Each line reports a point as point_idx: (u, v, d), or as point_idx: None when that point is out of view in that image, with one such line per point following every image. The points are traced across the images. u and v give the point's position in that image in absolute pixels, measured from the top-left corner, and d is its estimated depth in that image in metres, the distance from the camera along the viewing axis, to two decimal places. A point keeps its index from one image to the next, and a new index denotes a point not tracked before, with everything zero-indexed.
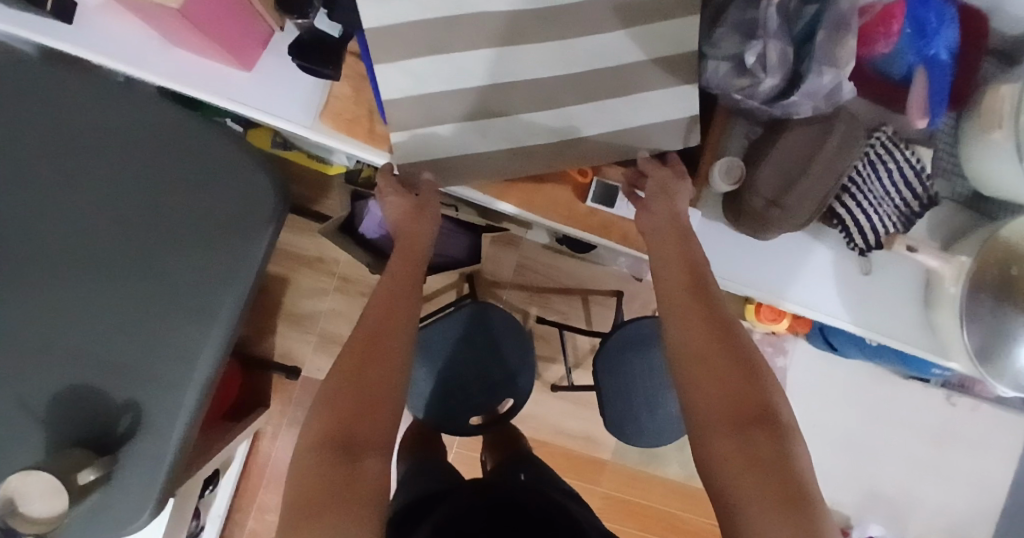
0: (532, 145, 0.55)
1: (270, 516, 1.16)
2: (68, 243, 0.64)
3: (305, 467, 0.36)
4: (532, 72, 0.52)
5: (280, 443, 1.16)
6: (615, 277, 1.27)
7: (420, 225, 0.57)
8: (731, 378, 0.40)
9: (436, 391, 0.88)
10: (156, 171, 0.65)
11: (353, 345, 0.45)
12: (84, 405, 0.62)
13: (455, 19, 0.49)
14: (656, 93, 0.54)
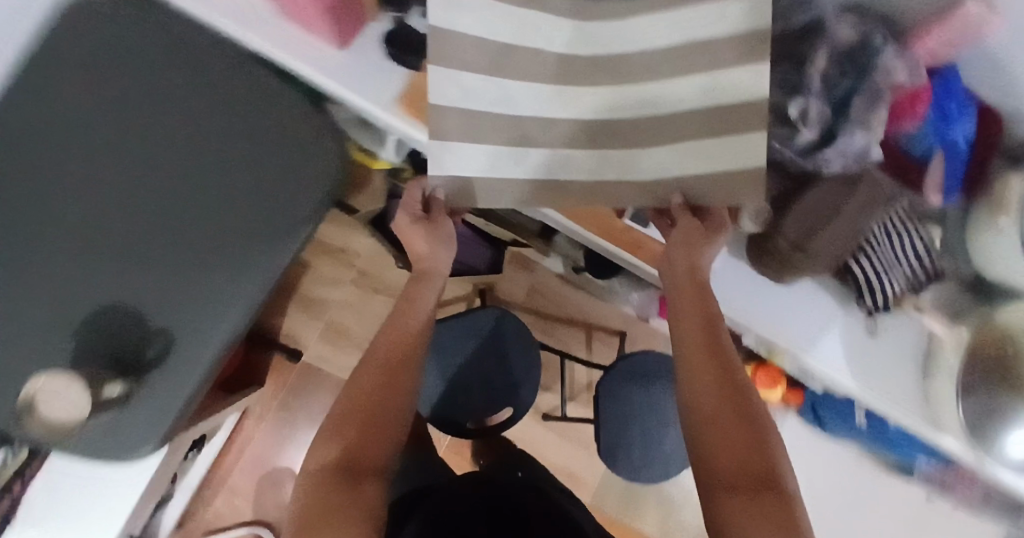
0: (564, 181, 0.52)
1: (238, 500, 1.13)
2: (135, 176, 0.68)
3: (308, 487, 0.43)
4: (577, 113, 0.52)
5: (265, 426, 1.15)
6: (621, 317, 1.30)
7: (434, 250, 0.60)
8: (736, 440, 0.43)
9: (440, 389, 0.89)
10: (234, 126, 0.69)
11: (364, 375, 0.51)
12: (119, 323, 0.65)
13: (512, 49, 0.51)
14: (714, 143, 0.48)
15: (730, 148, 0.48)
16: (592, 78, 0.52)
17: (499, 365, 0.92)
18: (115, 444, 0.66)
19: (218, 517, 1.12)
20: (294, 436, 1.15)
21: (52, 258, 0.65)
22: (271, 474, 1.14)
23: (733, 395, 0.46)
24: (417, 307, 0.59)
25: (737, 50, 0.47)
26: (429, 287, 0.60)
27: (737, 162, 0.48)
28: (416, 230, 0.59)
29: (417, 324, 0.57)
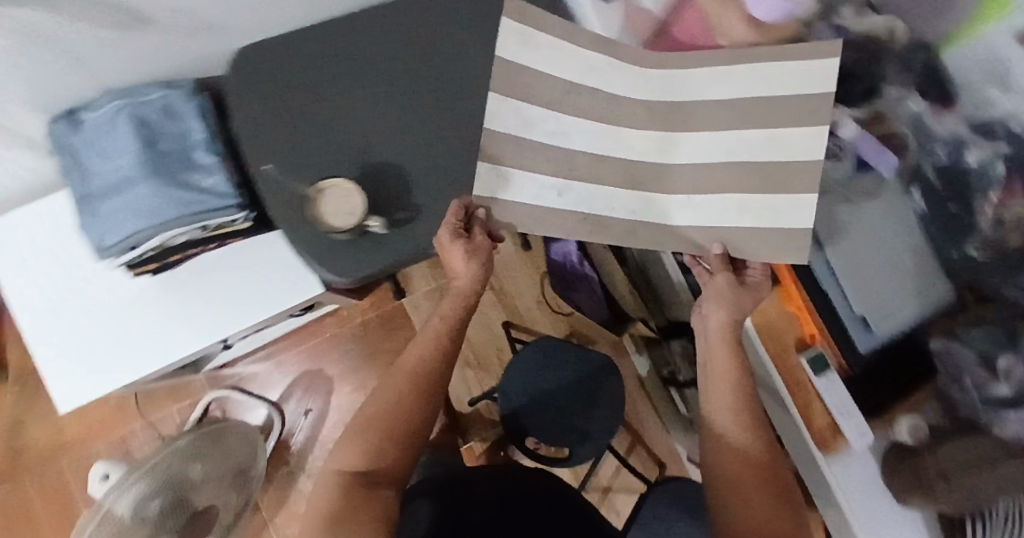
0: (608, 218, 0.54)
1: (277, 374, 1.17)
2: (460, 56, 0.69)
3: (328, 494, 0.46)
4: (624, 151, 0.56)
5: (340, 330, 1.20)
6: (667, 448, 1.28)
7: (472, 270, 0.54)
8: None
9: (521, 401, 0.91)
10: None
11: (398, 386, 0.51)
12: (392, 177, 0.67)
13: (575, 83, 0.56)
14: (760, 200, 0.51)
15: (763, 212, 0.51)
16: (644, 123, 0.56)
17: (581, 406, 0.91)
18: (351, 268, 0.65)
19: (249, 382, 1.16)
20: (351, 358, 1.19)
21: (351, 87, 0.68)
22: (314, 376, 1.18)
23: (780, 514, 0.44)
24: (454, 321, 0.55)
25: (782, 117, 0.52)
26: (462, 306, 0.55)
27: (781, 220, 0.50)
28: (456, 249, 0.54)
29: (448, 340, 0.54)
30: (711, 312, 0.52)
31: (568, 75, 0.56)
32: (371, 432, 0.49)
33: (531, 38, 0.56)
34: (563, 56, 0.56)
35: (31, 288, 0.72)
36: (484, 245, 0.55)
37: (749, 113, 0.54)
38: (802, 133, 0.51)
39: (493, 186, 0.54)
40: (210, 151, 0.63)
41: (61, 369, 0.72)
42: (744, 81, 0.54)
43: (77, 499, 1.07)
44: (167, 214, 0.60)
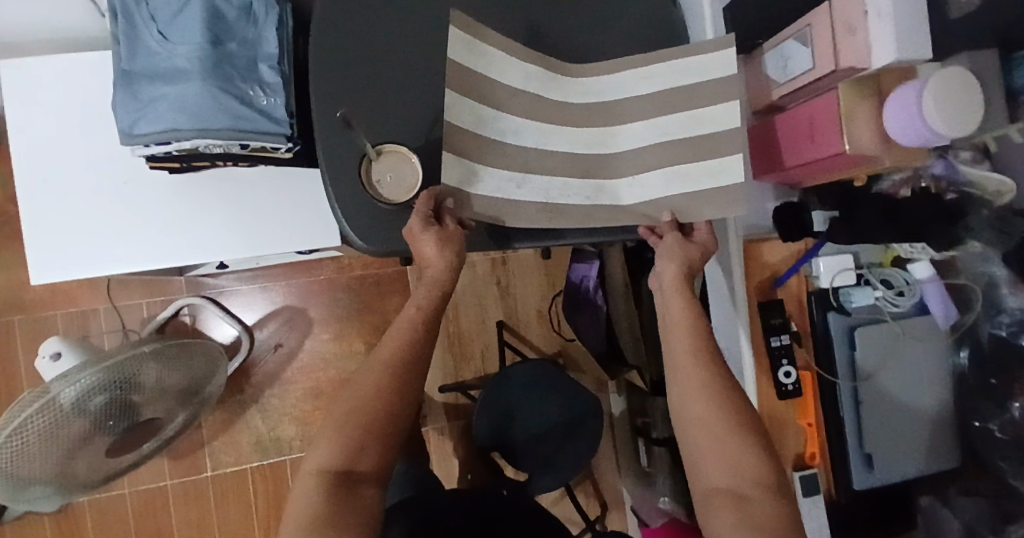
0: (565, 205, 0.60)
1: (259, 300, 1.12)
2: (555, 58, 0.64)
3: (310, 499, 0.42)
4: (569, 146, 0.62)
5: (336, 277, 1.15)
6: (614, 491, 1.27)
7: (447, 259, 0.51)
8: (743, 473, 0.45)
9: (501, 415, 0.89)
10: None
11: (375, 376, 0.47)
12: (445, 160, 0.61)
13: (521, 90, 0.60)
14: (696, 168, 0.60)
15: (703, 177, 0.59)
16: (581, 119, 0.63)
17: (555, 436, 0.90)
18: (377, 240, 0.59)
19: (229, 300, 1.10)
20: (338, 308, 1.15)
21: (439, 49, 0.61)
22: (295, 314, 1.13)
23: (751, 441, 0.47)
24: (434, 303, 0.52)
25: (699, 100, 0.61)
26: (437, 292, 0.51)
27: (719, 179, 0.59)
28: (427, 237, 0.51)
29: (426, 324, 0.50)
30: (665, 268, 0.55)
31: (512, 80, 0.59)
32: (351, 428, 0.45)
33: (478, 46, 0.56)
34: (487, 59, 0.57)
35: (37, 146, 0.66)
36: (458, 234, 0.53)
37: (670, 104, 0.62)
38: (720, 110, 0.60)
39: (463, 176, 0.54)
40: (277, 71, 0.58)
41: (46, 240, 0.67)
42: (659, 76, 0.63)
43: (19, 362, 1.03)
44: (213, 121, 0.55)
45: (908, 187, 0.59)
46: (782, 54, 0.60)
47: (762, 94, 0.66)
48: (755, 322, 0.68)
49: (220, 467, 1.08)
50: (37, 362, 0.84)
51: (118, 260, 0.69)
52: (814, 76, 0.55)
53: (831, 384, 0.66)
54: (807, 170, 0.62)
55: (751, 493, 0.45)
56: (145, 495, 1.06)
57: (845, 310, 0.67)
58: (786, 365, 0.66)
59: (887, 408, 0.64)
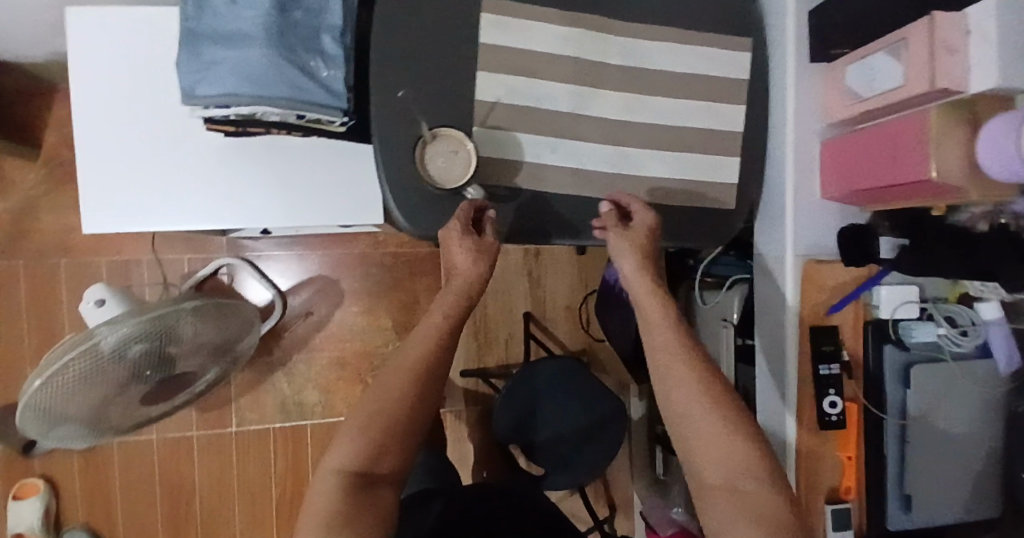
0: (591, 171, 0.62)
1: (293, 267, 1.13)
2: (609, 43, 0.62)
3: (328, 498, 0.40)
4: (603, 111, 0.62)
5: (370, 251, 1.15)
6: (624, 494, 1.27)
7: (480, 269, 0.52)
8: (735, 465, 0.42)
9: (523, 410, 0.88)
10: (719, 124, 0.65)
11: (400, 379, 0.45)
12: (493, 150, 0.60)
13: (556, 56, 0.61)
14: (705, 159, 0.64)
15: (712, 169, 0.64)
16: (617, 84, 0.62)
17: (573, 442, 0.90)
18: (422, 223, 0.58)
19: (264, 263, 1.11)
20: (369, 281, 1.16)
21: (499, 29, 0.59)
22: (327, 284, 1.14)
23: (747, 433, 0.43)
24: (451, 313, 0.49)
25: (715, 94, 0.64)
26: (466, 297, 0.51)
27: (718, 177, 0.65)
28: (464, 243, 0.52)
29: (450, 333, 0.48)
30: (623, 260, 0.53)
31: (549, 46, 0.60)
32: (373, 429, 0.43)
33: (509, 21, 0.59)
34: (521, 31, 0.60)
35: (94, 94, 0.66)
36: (494, 247, 0.54)
37: (694, 88, 0.64)
38: (730, 107, 0.65)
39: (497, 146, 0.60)
40: (339, 43, 0.58)
41: (95, 188, 0.68)
42: (691, 56, 0.64)
43: (64, 302, 1.07)
44: (272, 90, 0.54)
45: (987, 221, 0.54)
46: (868, 67, 0.56)
47: (839, 108, 0.61)
48: (806, 349, 0.63)
49: (244, 423, 1.11)
50: (81, 307, 0.85)
51: (165, 216, 0.70)
52: (905, 93, 0.51)
53: (878, 420, 0.63)
54: (881, 193, 0.58)
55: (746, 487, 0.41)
56: (170, 443, 1.09)
57: (903, 344, 0.62)
58: (832, 394, 0.62)
59: (932, 454, 0.61)
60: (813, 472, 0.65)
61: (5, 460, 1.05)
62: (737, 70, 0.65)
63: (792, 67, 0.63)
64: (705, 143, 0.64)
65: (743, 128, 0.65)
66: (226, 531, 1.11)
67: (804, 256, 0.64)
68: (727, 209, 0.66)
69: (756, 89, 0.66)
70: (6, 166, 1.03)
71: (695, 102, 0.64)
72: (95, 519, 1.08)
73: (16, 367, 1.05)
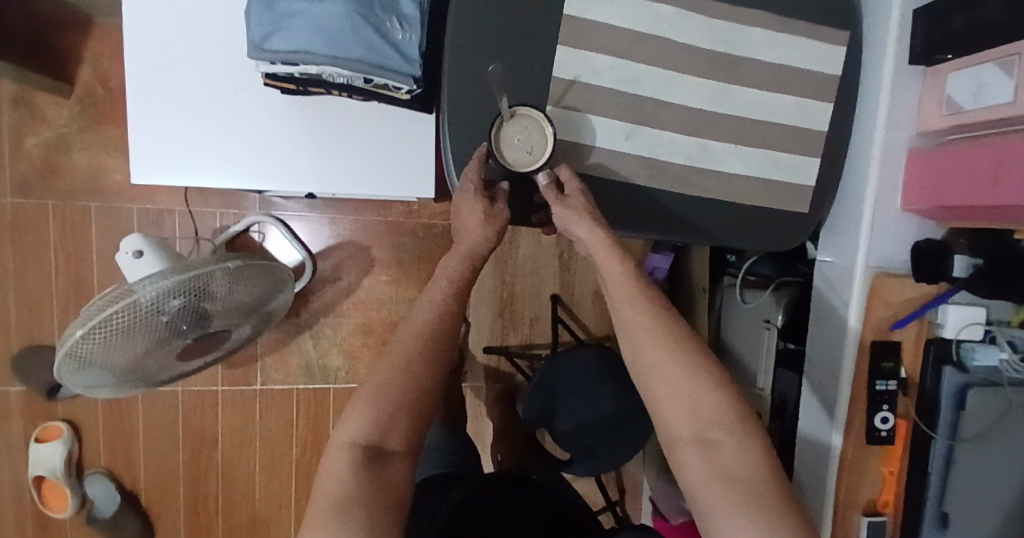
0: (664, 161, 0.59)
1: (324, 230, 1.11)
2: (700, 25, 0.58)
3: (339, 471, 0.39)
4: (685, 100, 0.59)
5: (403, 220, 1.13)
6: (636, 480, 1.28)
7: (488, 234, 0.51)
8: (707, 419, 0.41)
9: (550, 393, 0.88)
10: (803, 122, 0.61)
11: (405, 349, 0.45)
12: (568, 132, 0.57)
13: (643, 36, 0.57)
14: (783, 158, 0.62)
15: (788, 169, 0.62)
16: (703, 71, 0.59)
17: (597, 426, 0.90)
18: None
19: (296, 224, 1.10)
20: (400, 251, 1.14)
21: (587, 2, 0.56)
22: (358, 250, 1.13)
23: (720, 388, 0.42)
24: (451, 277, 0.50)
25: (803, 90, 0.61)
26: (469, 264, 0.51)
27: (793, 178, 0.62)
28: (474, 206, 0.51)
29: (456, 300, 0.49)
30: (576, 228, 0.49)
31: (637, 24, 0.57)
32: (382, 401, 0.42)
33: None
34: (610, 5, 0.56)
35: (142, 33, 0.61)
36: (504, 215, 0.53)
37: (781, 82, 0.61)
38: (817, 105, 0.62)
39: (572, 129, 0.57)
40: (417, 4, 0.54)
41: (144, 135, 0.65)
42: (784, 46, 0.60)
43: (93, 248, 1.05)
44: (347, 50, 0.51)
45: None
46: (975, 77, 0.53)
47: (935, 118, 0.59)
48: (863, 362, 0.62)
49: (269, 382, 1.12)
50: (119, 257, 0.84)
51: (214, 172, 0.67)
52: (1011, 112, 0.48)
53: (927, 439, 0.62)
54: (968, 212, 0.56)
55: (718, 438, 0.40)
56: (193, 396, 1.10)
57: (963, 366, 0.62)
58: (885, 411, 0.62)
59: (982, 476, 0.61)
60: (853, 486, 0.65)
61: (32, 400, 1.07)
62: (829, 65, 0.61)
63: (890, 69, 0.60)
64: (786, 142, 0.62)
65: (828, 128, 0.62)
66: (245, 484, 1.13)
67: (874, 268, 0.62)
68: (800, 213, 0.63)
69: (848, 87, 0.62)
70: (40, 103, 1.01)
71: (781, 97, 0.61)
72: (116, 464, 1.10)
73: (43, 308, 1.05)
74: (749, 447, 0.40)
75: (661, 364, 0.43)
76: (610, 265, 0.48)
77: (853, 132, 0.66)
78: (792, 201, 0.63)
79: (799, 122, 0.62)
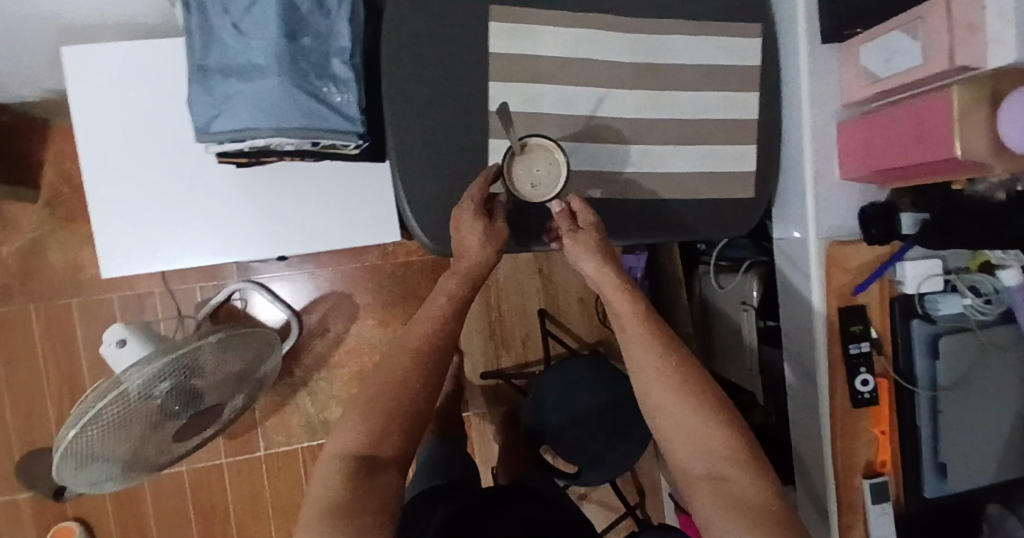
0: (611, 172, 0.61)
1: (305, 286, 1.12)
2: (621, 40, 0.61)
3: (330, 480, 0.40)
4: (620, 111, 0.62)
5: (381, 263, 1.15)
6: (653, 478, 1.28)
7: (487, 254, 0.52)
8: (717, 456, 0.43)
9: (548, 405, 0.90)
10: (734, 113, 0.65)
11: (401, 362, 0.46)
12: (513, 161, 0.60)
13: (568, 60, 0.60)
14: (723, 150, 0.65)
15: (729, 160, 0.65)
16: (632, 82, 0.62)
17: (600, 432, 0.91)
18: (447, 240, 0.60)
19: (277, 285, 1.11)
20: (383, 292, 1.15)
21: (511, 37, 0.59)
22: (341, 300, 1.14)
23: (724, 425, 0.44)
24: (452, 294, 0.51)
25: (729, 84, 0.64)
26: (469, 282, 0.52)
27: (736, 166, 0.65)
28: (474, 224, 0.52)
29: (452, 318, 0.50)
30: (584, 265, 0.52)
31: (561, 50, 0.60)
32: (377, 411, 0.43)
33: (521, 29, 0.59)
34: (532, 38, 0.59)
35: (99, 134, 0.64)
36: (504, 231, 0.54)
37: (708, 79, 0.64)
38: (745, 95, 0.65)
39: None
40: (350, 66, 0.57)
41: (112, 229, 0.67)
42: (704, 47, 0.64)
43: (79, 343, 1.06)
44: (288, 120, 0.53)
45: (1005, 190, 0.56)
46: (884, 46, 0.56)
47: (857, 88, 0.62)
48: (835, 329, 0.65)
49: (273, 445, 1.12)
50: (103, 349, 0.85)
51: (184, 252, 0.69)
52: (923, 73, 0.51)
53: (910, 393, 0.64)
54: (902, 172, 0.58)
55: (730, 474, 0.43)
56: (199, 472, 1.10)
57: (930, 318, 0.64)
58: (864, 373, 0.63)
59: (965, 423, 0.62)
60: (850, 451, 0.66)
61: (40, 504, 1.06)
62: (749, 57, 0.65)
63: (806, 53, 0.63)
64: (723, 135, 0.65)
65: (759, 115, 0.66)
66: None
67: (826, 238, 0.65)
68: (748, 197, 0.66)
69: (771, 73, 0.66)
70: (7, 211, 1.02)
71: (710, 94, 0.64)
72: None
73: (38, 411, 1.05)
74: (757, 478, 0.42)
75: (672, 408, 0.46)
76: (615, 295, 0.51)
77: (784, 114, 0.69)
78: (739, 189, 0.65)
79: (732, 114, 0.65)
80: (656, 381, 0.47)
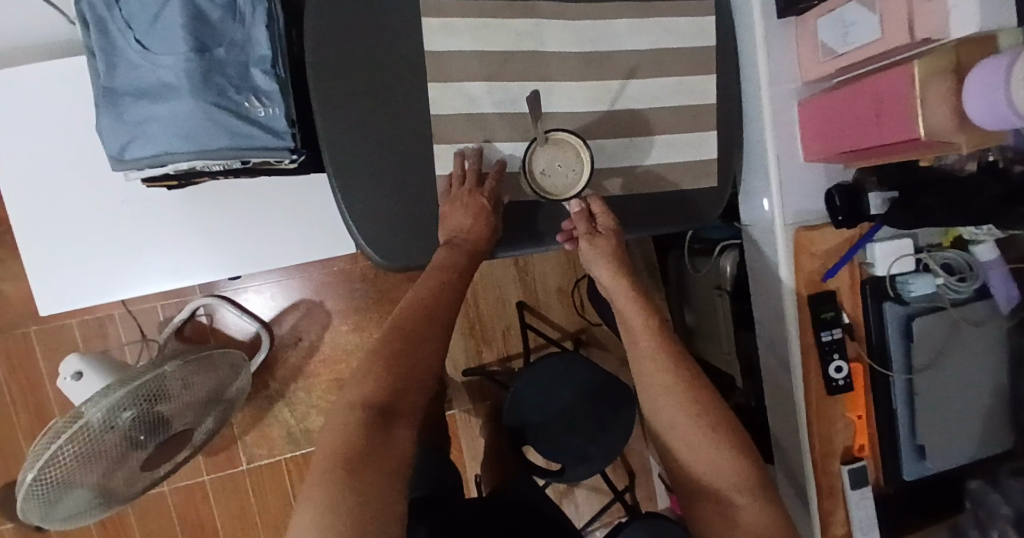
0: None
1: (273, 297, 1.09)
2: (563, 29, 0.58)
3: (346, 431, 0.37)
4: (568, 105, 0.58)
5: (350, 267, 1.11)
6: (643, 461, 1.28)
7: (479, 232, 0.53)
8: (727, 481, 0.48)
9: (528, 404, 0.88)
10: (687, 100, 0.62)
11: (416, 324, 0.46)
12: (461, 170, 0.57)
13: (508, 55, 0.56)
14: (680, 137, 0.62)
15: (687, 149, 0.62)
16: (579, 73, 0.58)
17: (584, 429, 0.90)
18: (395, 257, 0.56)
19: (243, 298, 1.07)
20: (355, 297, 1.11)
21: (443, 34, 0.55)
22: (313, 308, 1.10)
23: (735, 451, 0.48)
24: (461, 270, 0.52)
25: (681, 69, 0.62)
26: (466, 258, 0.53)
27: (696, 153, 0.62)
28: (462, 207, 0.53)
29: (457, 285, 0.51)
30: (600, 272, 0.55)
31: (500, 44, 0.56)
32: (391, 369, 0.42)
33: (455, 24, 0.55)
34: (468, 33, 0.55)
35: (16, 165, 0.60)
36: (495, 220, 0.55)
37: (658, 66, 0.61)
38: (699, 80, 0.62)
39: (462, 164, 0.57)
40: (273, 76, 0.52)
41: (42, 265, 0.63)
42: (650, 32, 0.61)
43: (42, 373, 1.02)
44: (209, 141, 0.49)
45: (975, 161, 0.52)
46: (841, 19, 0.53)
47: (815, 65, 0.58)
48: (807, 318, 0.63)
49: (255, 459, 1.10)
50: (59, 382, 0.83)
51: (125, 281, 0.66)
52: (884, 47, 0.48)
53: (884, 376, 0.63)
54: (865, 152, 0.56)
55: (740, 501, 0.47)
56: (182, 492, 1.08)
57: (902, 299, 0.62)
58: (837, 360, 0.62)
59: (943, 402, 0.61)
60: (826, 439, 0.65)
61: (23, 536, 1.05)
62: (696, 40, 0.62)
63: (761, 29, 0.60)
64: (678, 123, 0.62)
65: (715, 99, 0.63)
66: None
67: (793, 224, 0.63)
68: (711, 186, 0.63)
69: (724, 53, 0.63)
70: None
71: (661, 82, 0.61)
72: None
73: (8, 444, 1.02)
74: (763, 503, 0.47)
75: (683, 427, 0.49)
76: (627, 304, 0.54)
77: (744, 95, 0.66)
78: (699, 177, 0.63)
79: (684, 103, 0.62)
80: (662, 397, 0.50)
